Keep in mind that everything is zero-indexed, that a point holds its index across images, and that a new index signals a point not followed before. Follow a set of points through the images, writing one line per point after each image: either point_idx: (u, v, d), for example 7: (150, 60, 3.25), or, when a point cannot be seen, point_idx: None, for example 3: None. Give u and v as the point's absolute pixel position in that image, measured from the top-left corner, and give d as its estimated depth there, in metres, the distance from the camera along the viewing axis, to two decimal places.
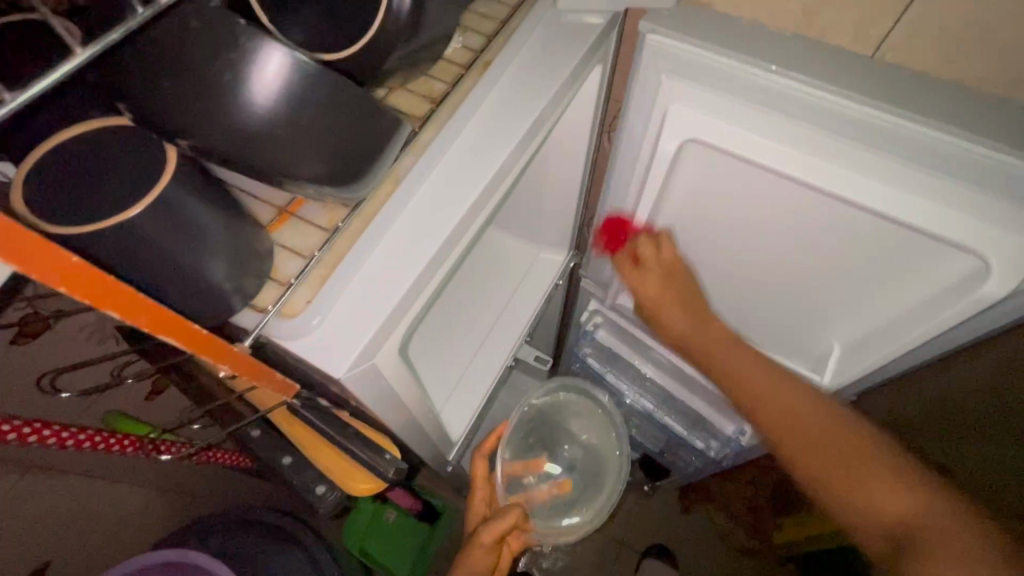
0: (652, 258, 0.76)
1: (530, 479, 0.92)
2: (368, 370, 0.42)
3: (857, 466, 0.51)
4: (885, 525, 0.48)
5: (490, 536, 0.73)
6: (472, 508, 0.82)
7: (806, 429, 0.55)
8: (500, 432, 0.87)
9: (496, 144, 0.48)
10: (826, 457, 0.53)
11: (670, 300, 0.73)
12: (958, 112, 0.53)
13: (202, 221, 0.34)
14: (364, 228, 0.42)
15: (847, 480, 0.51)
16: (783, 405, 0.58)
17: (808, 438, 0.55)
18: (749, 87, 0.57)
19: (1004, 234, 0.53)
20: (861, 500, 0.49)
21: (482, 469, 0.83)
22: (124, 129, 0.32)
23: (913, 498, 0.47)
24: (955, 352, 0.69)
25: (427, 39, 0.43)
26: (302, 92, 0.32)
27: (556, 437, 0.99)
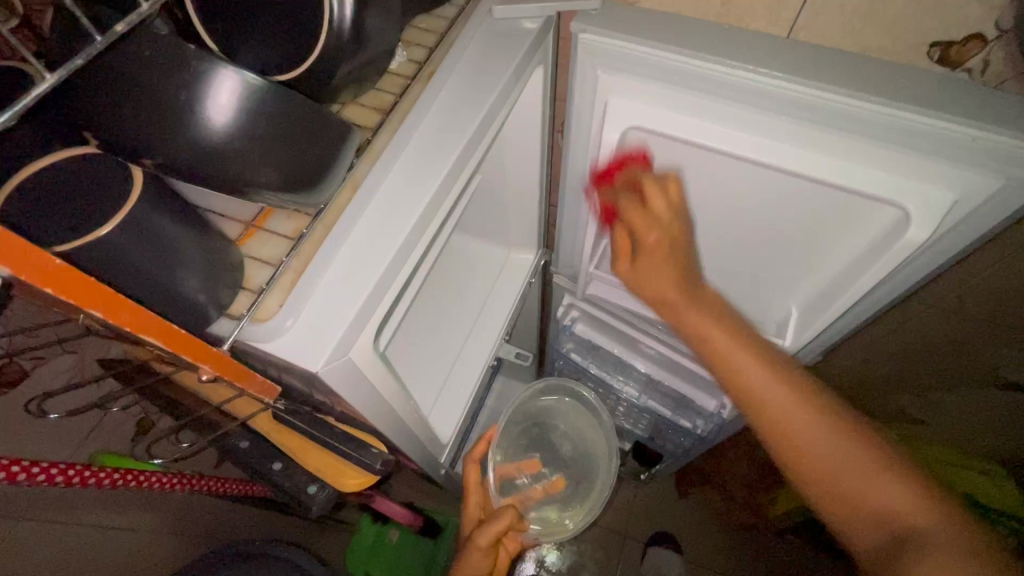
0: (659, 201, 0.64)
1: (523, 479, 0.95)
2: (344, 367, 0.44)
3: (853, 457, 0.47)
4: (878, 524, 0.45)
5: (486, 538, 0.75)
6: (466, 512, 0.88)
7: (804, 433, 0.49)
8: (488, 435, 0.91)
9: (443, 149, 0.51)
10: (822, 460, 0.48)
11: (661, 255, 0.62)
12: (868, 76, 0.57)
13: (172, 237, 0.36)
14: (327, 234, 0.44)
15: (835, 480, 0.47)
16: (780, 411, 0.50)
17: (817, 438, 0.49)
18: (679, 75, 0.61)
19: (915, 187, 0.59)
20: (851, 501, 0.47)
21: (473, 476, 0.88)
22: (66, 159, 0.32)
23: (906, 498, 0.45)
24: (901, 294, 0.74)
25: (370, 53, 0.47)
26: (253, 107, 0.35)
27: (546, 435, 1.01)
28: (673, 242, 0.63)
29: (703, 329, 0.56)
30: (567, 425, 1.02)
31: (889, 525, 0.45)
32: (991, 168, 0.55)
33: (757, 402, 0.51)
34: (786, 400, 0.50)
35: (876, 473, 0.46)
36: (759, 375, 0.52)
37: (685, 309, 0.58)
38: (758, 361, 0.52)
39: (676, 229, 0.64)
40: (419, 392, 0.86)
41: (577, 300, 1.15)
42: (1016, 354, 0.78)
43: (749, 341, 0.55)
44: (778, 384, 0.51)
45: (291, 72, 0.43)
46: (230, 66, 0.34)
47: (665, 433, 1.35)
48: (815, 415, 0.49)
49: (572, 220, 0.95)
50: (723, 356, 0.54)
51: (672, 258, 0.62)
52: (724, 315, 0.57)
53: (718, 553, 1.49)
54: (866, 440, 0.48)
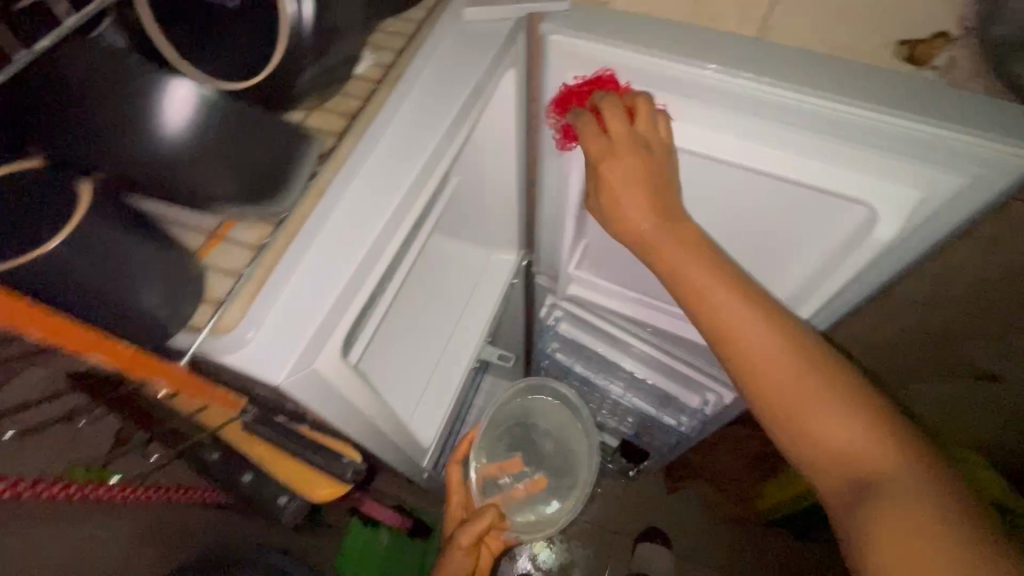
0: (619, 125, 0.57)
1: (505, 478, 0.95)
2: (308, 377, 0.44)
3: (819, 399, 0.49)
4: (836, 464, 0.48)
5: (468, 538, 0.75)
6: (450, 510, 0.91)
7: (766, 363, 0.51)
8: (468, 437, 0.95)
9: (410, 154, 0.51)
10: (781, 391, 0.51)
11: (630, 186, 0.58)
12: (839, 72, 0.57)
13: (128, 253, 0.36)
14: (291, 241, 0.44)
15: (791, 411, 0.50)
16: (747, 342, 0.52)
17: (789, 381, 0.50)
18: (649, 75, 0.62)
19: (881, 184, 0.60)
20: (802, 431, 0.49)
21: (456, 475, 0.92)
22: (10, 178, 0.32)
23: (855, 431, 0.47)
24: (875, 288, 0.76)
25: (334, 58, 0.46)
26: (204, 116, 0.35)
27: (529, 434, 1.01)
28: (642, 170, 0.57)
29: (677, 262, 0.56)
30: (548, 424, 1.02)
31: (844, 463, 0.47)
32: (954, 165, 0.56)
33: (727, 332, 0.53)
34: (762, 342, 0.52)
35: (837, 416, 0.48)
36: (743, 321, 0.52)
37: (661, 243, 0.57)
38: (743, 304, 0.53)
39: (643, 161, 0.57)
40: (400, 398, 0.86)
41: (559, 301, 1.14)
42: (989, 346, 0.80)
43: (727, 274, 0.55)
44: (757, 326, 0.52)
45: (250, 80, 0.41)
46: (183, 76, 0.34)
47: (652, 431, 1.35)
48: (790, 359, 0.51)
49: (552, 220, 0.94)
50: (707, 300, 0.54)
51: (646, 183, 0.58)
52: (710, 257, 0.57)
53: (708, 547, 1.50)
54: (827, 375, 0.50)
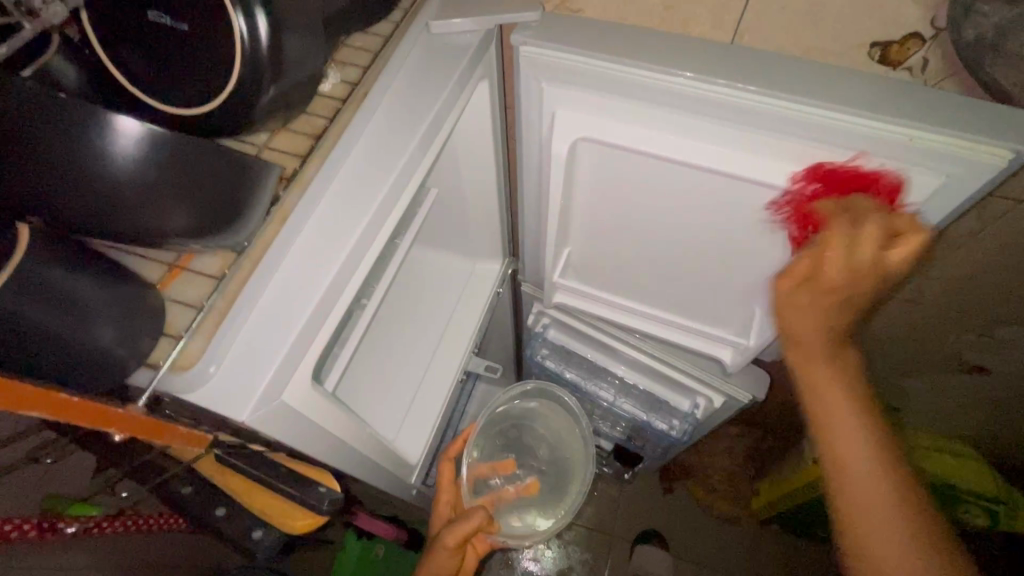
0: (871, 239, 0.45)
1: (496, 479, 0.92)
2: (276, 412, 0.44)
3: (902, 536, 0.45)
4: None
5: (456, 537, 0.73)
6: (437, 509, 0.85)
7: (865, 487, 0.46)
8: (465, 433, 0.91)
9: (377, 178, 0.50)
10: (872, 519, 0.46)
11: (843, 296, 0.46)
12: (818, 74, 0.56)
13: (76, 289, 0.35)
14: (253, 271, 0.42)
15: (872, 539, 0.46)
16: (851, 460, 0.47)
17: (879, 518, 0.45)
18: (621, 85, 0.60)
19: None
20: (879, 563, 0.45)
21: (448, 473, 0.86)
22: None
23: None
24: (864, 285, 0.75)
25: (294, 77, 0.44)
26: (147, 152, 0.35)
27: (523, 437, 1.01)
28: (860, 283, 0.46)
29: (812, 358, 0.48)
30: (545, 427, 1.02)
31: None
32: (934, 166, 0.55)
33: (836, 443, 0.47)
34: (869, 481, 0.46)
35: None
36: (863, 452, 0.46)
37: (804, 329, 0.48)
38: (868, 436, 0.47)
39: (868, 285, 0.46)
40: (382, 420, 0.84)
41: (546, 309, 1.13)
42: (976, 340, 0.79)
43: (855, 388, 0.48)
44: (873, 459, 0.46)
45: (203, 107, 0.42)
46: (123, 116, 0.34)
47: (644, 434, 1.33)
48: (892, 502, 0.45)
49: (536, 227, 0.92)
50: (829, 414, 0.48)
51: (833, 317, 0.47)
52: (851, 364, 0.49)
53: (705, 549, 1.48)
54: (921, 522, 0.45)
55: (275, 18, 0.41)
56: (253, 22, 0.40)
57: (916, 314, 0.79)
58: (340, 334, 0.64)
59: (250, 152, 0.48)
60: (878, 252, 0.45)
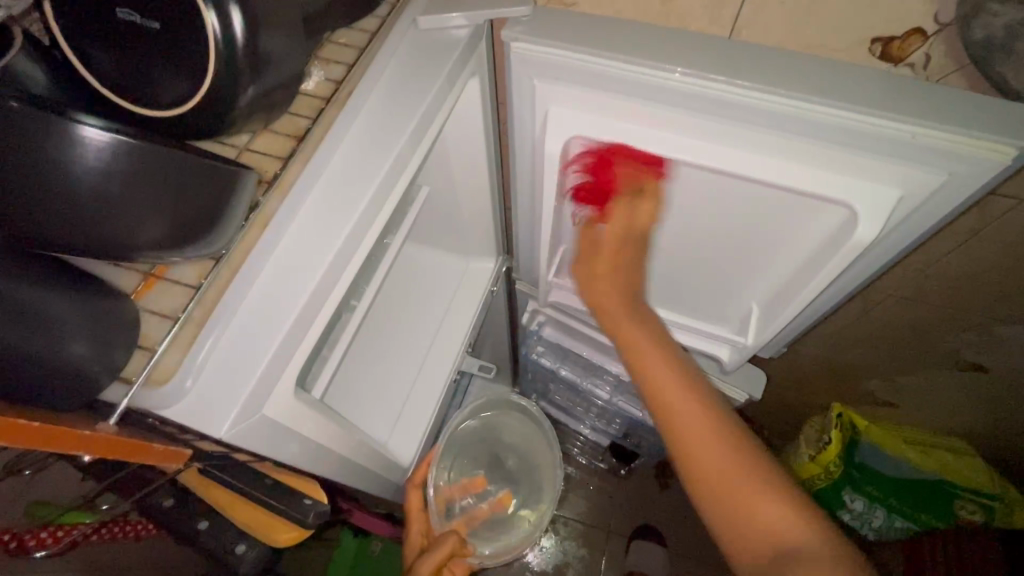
0: (634, 205, 0.64)
1: (468, 499, 0.93)
2: (256, 425, 0.43)
3: (750, 483, 0.46)
4: (760, 540, 0.44)
5: (432, 564, 0.75)
6: (409, 542, 0.84)
7: (708, 445, 0.47)
8: (428, 457, 0.88)
9: (360, 180, 0.48)
10: (725, 474, 0.46)
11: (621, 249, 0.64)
12: (816, 71, 0.54)
13: (46, 305, 0.34)
14: (232, 278, 0.40)
15: (733, 499, 0.46)
16: (688, 422, 0.48)
17: (728, 470, 0.46)
18: (614, 81, 0.58)
19: (865, 183, 0.56)
20: (746, 520, 0.45)
21: (416, 500, 0.85)
22: None
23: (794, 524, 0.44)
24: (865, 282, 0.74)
25: (274, 76, 0.43)
26: (114, 163, 0.33)
27: (493, 451, 0.99)
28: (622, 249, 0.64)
29: (626, 326, 0.56)
30: (511, 437, 1.01)
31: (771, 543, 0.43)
32: (935, 164, 0.53)
33: (670, 409, 0.49)
34: (682, 405, 0.49)
35: (757, 491, 0.45)
36: (675, 387, 0.50)
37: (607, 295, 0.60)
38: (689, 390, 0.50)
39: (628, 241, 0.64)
40: (373, 422, 0.84)
41: (542, 307, 1.12)
42: (973, 338, 0.79)
43: (669, 350, 0.54)
44: (684, 388, 0.50)
45: (179, 108, 0.41)
46: (86, 123, 0.32)
47: (641, 432, 1.32)
48: (711, 426, 0.48)
49: (530, 224, 0.90)
50: (638, 354, 0.54)
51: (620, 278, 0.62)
52: (661, 338, 0.55)
53: (702, 544, 1.47)
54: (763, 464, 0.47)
55: (252, 15, 0.39)
56: (227, 19, 0.38)
57: (914, 312, 0.78)
58: (329, 337, 0.63)
59: (230, 153, 0.46)
60: (646, 217, 0.64)
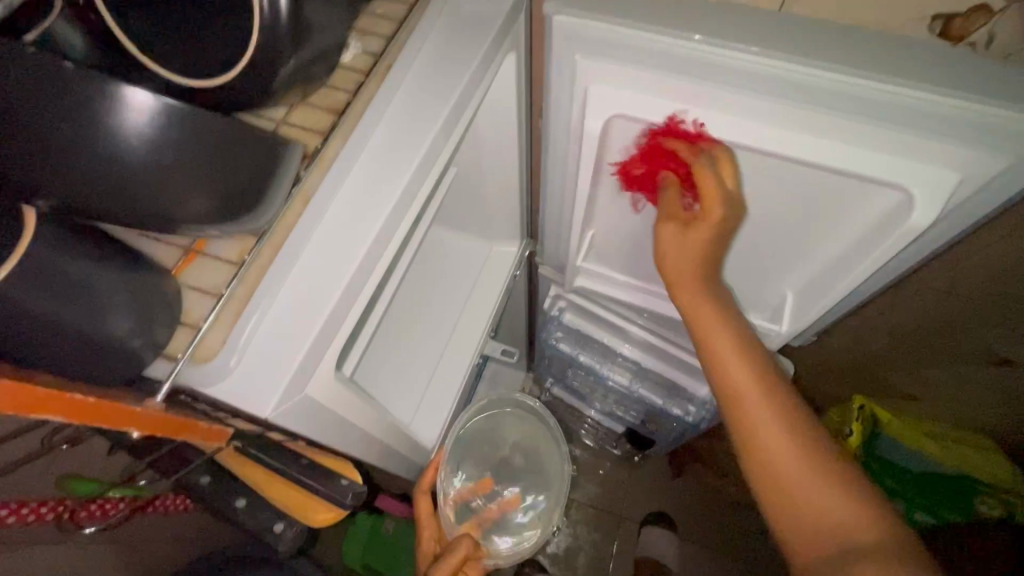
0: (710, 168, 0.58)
1: (478, 500, 0.91)
2: (299, 405, 0.43)
3: (806, 468, 0.47)
4: (818, 533, 0.45)
5: (448, 568, 0.75)
6: (422, 547, 0.85)
7: (764, 427, 0.49)
8: (435, 461, 0.85)
9: (401, 157, 0.47)
10: (778, 456, 0.48)
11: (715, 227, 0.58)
12: (875, 48, 0.51)
13: (93, 279, 0.33)
14: (275, 256, 0.40)
15: (783, 482, 0.47)
16: (748, 404, 0.51)
17: (781, 450, 0.48)
18: (658, 57, 0.56)
19: (920, 168, 0.54)
20: (793, 503, 0.47)
21: (425, 506, 0.86)
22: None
23: (846, 506, 0.45)
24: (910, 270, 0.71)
25: (315, 43, 0.41)
26: (163, 128, 0.32)
27: (499, 450, 0.99)
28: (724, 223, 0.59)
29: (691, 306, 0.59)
30: (515, 436, 1.00)
31: (832, 541, 0.44)
32: (999, 145, 0.51)
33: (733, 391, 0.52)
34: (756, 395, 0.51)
35: (826, 490, 0.46)
36: (735, 362, 0.53)
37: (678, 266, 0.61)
38: (753, 372, 0.52)
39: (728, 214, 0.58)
40: (397, 404, 0.84)
41: (564, 293, 1.10)
42: (1010, 333, 0.74)
43: (732, 323, 0.57)
44: (746, 369, 0.52)
45: (218, 78, 0.39)
46: (133, 86, 0.31)
47: (658, 419, 1.32)
48: (775, 410, 0.50)
49: (555, 209, 0.88)
50: (709, 342, 0.56)
51: (704, 255, 0.60)
52: (721, 307, 0.58)
53: (715, 530, 1.47)
54: (817, 448, 0.48)
55: None
56: None
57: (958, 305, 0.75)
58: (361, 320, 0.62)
59: (266, 126, 0.45)
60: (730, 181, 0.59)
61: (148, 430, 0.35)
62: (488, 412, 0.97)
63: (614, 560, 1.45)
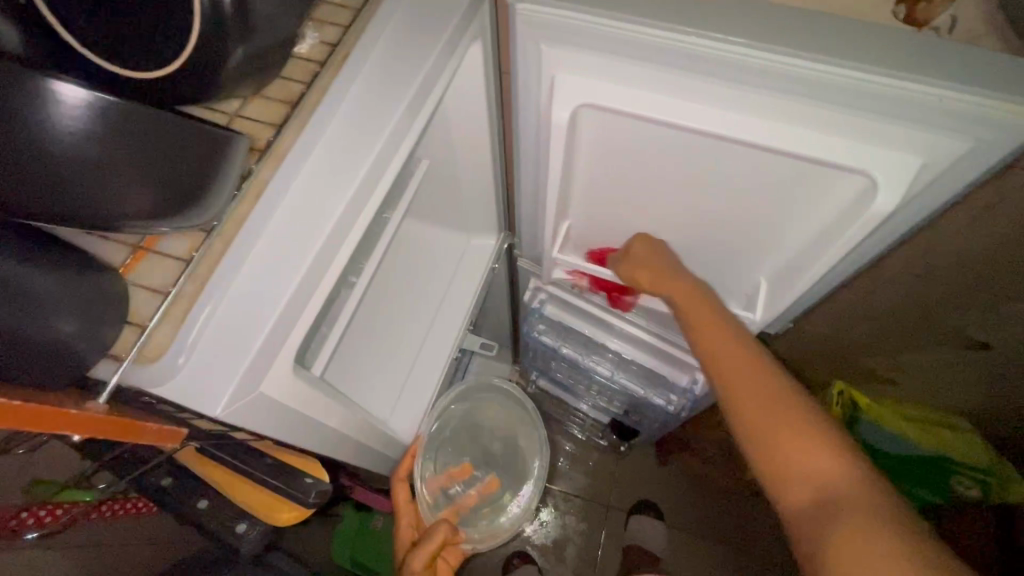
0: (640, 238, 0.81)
1: (456, 487, 0.92)
2: (256, 401, 0.42)
3: (791, 427, 0.54)
4: (805, 486, 0.51)
5: (425, 556, 0.75)
6: (399, 534, 0.84)
7: (751, 393, 0.58)
8: (412, 450, 0.85)
9: (360, 147, 0.46)
10: (763, 417, 0.56)
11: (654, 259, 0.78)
12: (839, 31, 0.51)
13: (30, 281, 0.33)
14: (226, 249, 0.39)
15: (771, 441, 0.55)
16: (737, 375, 0.60)
17: (767, 413, 0.56)
18: (622, 45, 0.55)
19: (880, 153, 0.55)
20: (780, 459, 0.54)
21: (403, 494, 0.86)
22: None
23: (829, 462, 0.51)
24: (879, 255, 0.72)
25: (263, 32, 0.40)
26: (93, 121, 0.31)
27: (478, 436, 0.98)
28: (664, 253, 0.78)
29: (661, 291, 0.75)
30: (495, 421, 1.00)
31: (819, 497, 0.50)
32: (959, 129, 0.51)
33: (724, 366, 0.62)
34: (749, 365, 0.61)
35: (818, 452, 0.52)
36: (721, 342, 0.64)
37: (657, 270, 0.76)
38: (736, 347, 0.63)
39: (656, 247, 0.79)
40: (374, 401, 0.83)
41: (543, 285, 1.10)
42: (979, 317, 0.74)
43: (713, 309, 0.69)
44: (731, 346, 0.63)
45: (162, 70, 0.38)
46: (59, 77, 0.30)
47: (642, 409, 1.32)
48: (759, 380, 0.59)
49: (532, 203, 0.87)
50: (698, 326, 0.68)
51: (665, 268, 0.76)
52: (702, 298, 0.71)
53: (700, 518, 1.48)
54: (805, 412, 0.55)
55: None
56: None
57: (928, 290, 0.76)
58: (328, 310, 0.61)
59: (219, 120, 0.43)
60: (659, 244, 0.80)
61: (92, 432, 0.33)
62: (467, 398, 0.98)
63: (602, 549, 1.46)
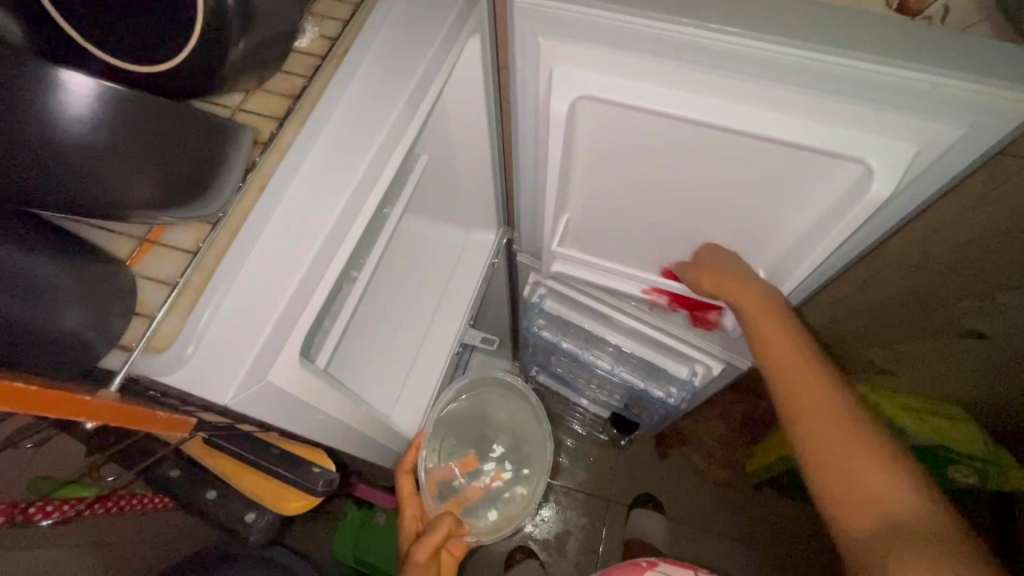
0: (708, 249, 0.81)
1: (461, 479, 0.95)
2: (262, 391, 0.42)
3: (860, 453, 0.56)
4: (868, 513, 0.53)
5: (428, 550, 0.76)
6: (404, 526, 0.84)
7: (820, 416, 0.60)
8: (416, 442, 0.83)
9: (362, 138, 0.46)
10: (829, 442, 0.58)
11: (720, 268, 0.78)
12: (830, 21, 0.52)
13: (36, 270, 0.33)
14: (232, 241, 0.40)
15: (834, 465, 0.57)
16: (807, 396, 0.62)
17: (836, 438, 0.58)
18: (618, 36, 0.56)
19: (876, 140, 0.55)
20: (841, 483, 0.56)
21: (407, 486, 0.86)
22: None
23: (897, 491, 0.53)
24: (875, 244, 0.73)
25: (263, 25, 0.40)
26: (100, 112, 0.32)
27: (483, 428, 1.01)
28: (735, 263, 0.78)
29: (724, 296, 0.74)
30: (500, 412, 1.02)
31: (884, 523, 0.51)
32: (952, 116, 0.51)
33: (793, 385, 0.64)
34: (815, 387, 0.62)
35: (889, 481, 0.54)
36: (793, 361, 0.66)
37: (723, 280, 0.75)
38: (810, 370, 0.64)
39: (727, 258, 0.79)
40: (375, 394, 0.84)
41: (543, 280, 1.10)
42: (975, 305, 0.74)
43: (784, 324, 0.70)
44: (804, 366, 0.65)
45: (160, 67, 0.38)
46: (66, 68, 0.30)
47: (642, 402, 1.33)
48: (829, 404, 0.60)
49: (531, 197, 0.88)
50: (767, 343, 0.69)
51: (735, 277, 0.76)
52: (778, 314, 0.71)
53: (701, 510, 1.49)
54: (876, 441, 0.57)
55: None
56: None
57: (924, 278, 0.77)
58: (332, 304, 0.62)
59: (222, 114, 0.44)
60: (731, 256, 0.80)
61: (95, 418, 0.33)
62: (473, 392, 0.98)
63: (603, 543, 1.47)
